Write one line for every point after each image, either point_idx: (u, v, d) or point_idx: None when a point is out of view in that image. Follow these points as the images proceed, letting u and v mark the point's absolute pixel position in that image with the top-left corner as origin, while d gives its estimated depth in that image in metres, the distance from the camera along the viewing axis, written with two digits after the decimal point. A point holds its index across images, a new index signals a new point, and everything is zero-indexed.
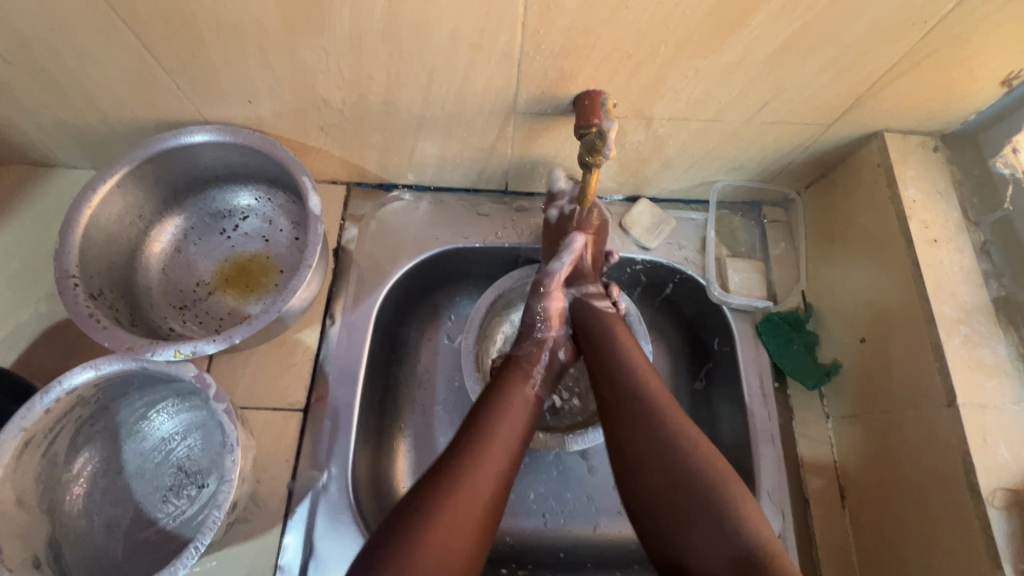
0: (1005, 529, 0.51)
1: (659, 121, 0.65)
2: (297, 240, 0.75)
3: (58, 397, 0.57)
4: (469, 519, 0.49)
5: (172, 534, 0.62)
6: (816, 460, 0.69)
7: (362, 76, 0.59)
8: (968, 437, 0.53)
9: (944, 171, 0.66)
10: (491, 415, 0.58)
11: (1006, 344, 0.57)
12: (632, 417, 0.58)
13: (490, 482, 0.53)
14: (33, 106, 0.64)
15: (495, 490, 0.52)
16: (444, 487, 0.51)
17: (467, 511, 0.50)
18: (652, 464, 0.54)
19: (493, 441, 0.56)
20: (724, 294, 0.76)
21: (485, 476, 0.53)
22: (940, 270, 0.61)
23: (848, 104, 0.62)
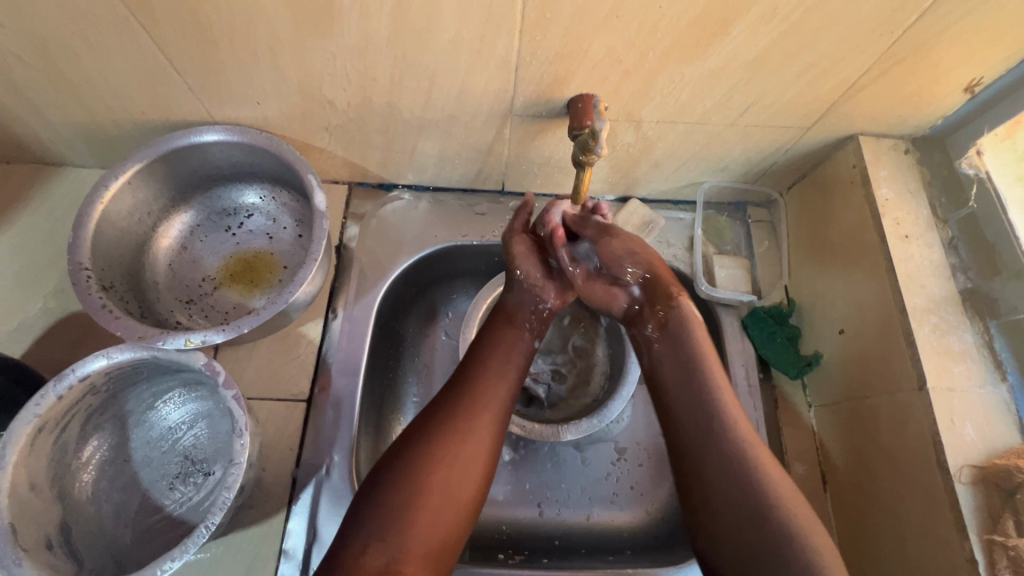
0: (972, 503, 0.54)
1: (648, 124, 0.68)
2: (300, 237, 0.78)
3: (71, 384, 0.59)
4: (467, 460, 0.54)
5: (178, 520, 0.63)
6: (799, 447, 0.72)
7: (367, 79, 0.62)
8: (937, 418, 0.57)
9: (915, 172, 0.70)
10: (484, 364, 0.62)
11: (972, 332, 0.61)
12: (696, 426, 0.57)
13: (484, 427, 0.57)
14: (47, 106, 0.67)
15: (492, 432, 0.57)
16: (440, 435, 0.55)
17: (466, 453, 0.55)
18: (719, 479, 0.53)
19: (485, 388, 0.60)
20: (711, 289, 0.79)
21: (480, 423, 0.57)
22: (911, 263, 0.64)
23: (824, 109, 0.66)
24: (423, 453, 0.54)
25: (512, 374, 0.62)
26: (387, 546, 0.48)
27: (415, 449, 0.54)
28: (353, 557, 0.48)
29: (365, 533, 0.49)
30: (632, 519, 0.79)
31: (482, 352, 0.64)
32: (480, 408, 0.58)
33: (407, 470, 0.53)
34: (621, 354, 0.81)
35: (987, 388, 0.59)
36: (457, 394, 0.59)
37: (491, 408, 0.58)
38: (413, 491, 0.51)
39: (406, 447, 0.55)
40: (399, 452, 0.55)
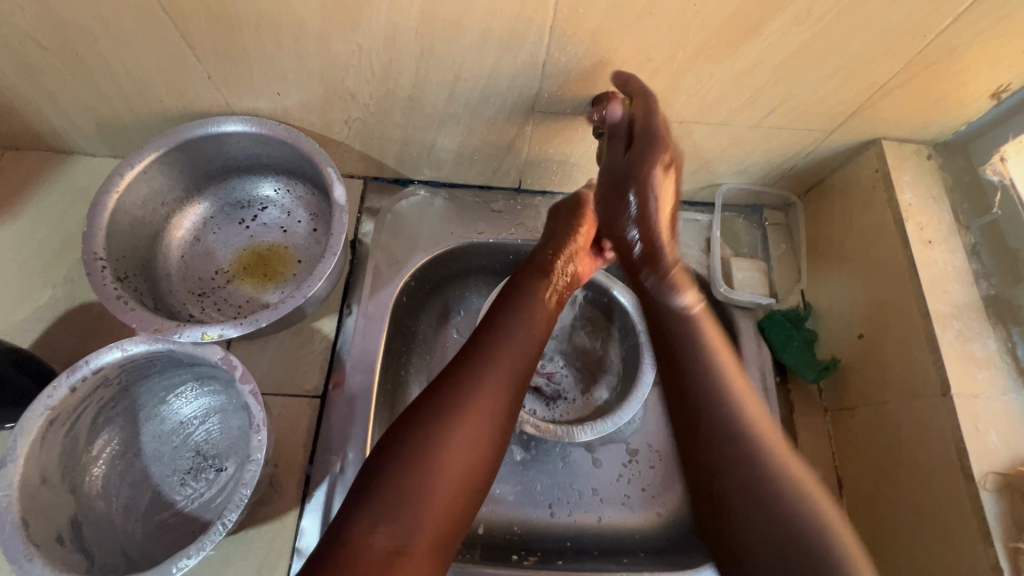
0: (996, 510, 0.54)
1: (673, 123, 0.68)
2: (315, 231, 0.77)
3: (85, 376, 0.58)
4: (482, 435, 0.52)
5: (190, 516, 0.62)
6: (815, 452, 0.72)
7: (391, 71, 0.61)
8: (962, 425, 0.57)
9: (937, 178, 0.70)
10: (505, 334, 0.59)
11: (995, 339, 0.61)
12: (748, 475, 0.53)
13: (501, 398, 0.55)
14: (62, 92, 0.65)
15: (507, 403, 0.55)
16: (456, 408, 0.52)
17: (481, 429, 0.53)
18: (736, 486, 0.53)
19: (506, 365, 0.57)
20: (729, 291, 0.78)
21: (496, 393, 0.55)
22: (934, 269, 0.64)
23: (849, 112, 0.66)
24: (438, 426, 0.51)
25: (530, 348, 0.60)
26: (396, 529, 0.46)
27: (431, 421, 0.51)
28: (360, 537, 0.46)
29: (374, 513, 0.47)
30: (644, 521, 0.78)
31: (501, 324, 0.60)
32: (498, 384, 0.55)
33: (421, 444, 0.50)
34: (635, 353, 0.80)
35: (1011, 395, 0.59)
36: (476, 365, 0.56)
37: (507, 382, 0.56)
38: (426, 466, 0.49)
39: (415, 421, 0.52)
40: (409, 422, 0.52)
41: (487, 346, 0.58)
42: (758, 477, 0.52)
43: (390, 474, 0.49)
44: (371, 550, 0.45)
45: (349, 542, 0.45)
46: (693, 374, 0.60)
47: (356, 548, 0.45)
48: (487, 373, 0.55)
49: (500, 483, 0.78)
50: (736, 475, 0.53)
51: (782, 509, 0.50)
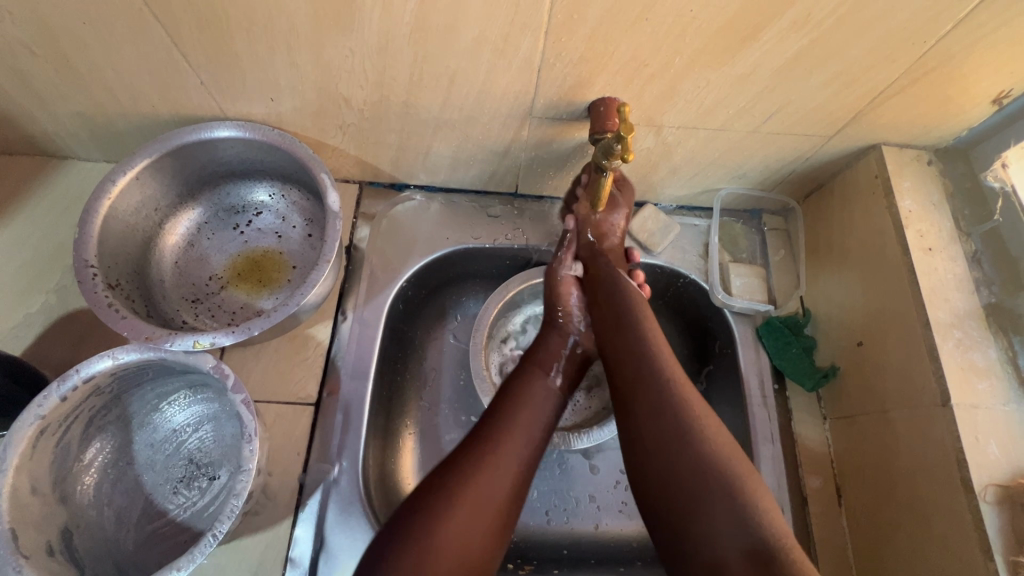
0: (997, 523, 0.53)
1: (670, 129, 0.67)
2: (309, 237, 0.76)
3: (75, 385, 0.57)
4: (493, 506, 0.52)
5: (183, 525, 0.62)
6: (813, 460, 0.71)
7: (385, 77, 0.60)
8: (962, 435, 0.56)
9: (938, 184, 0.69)
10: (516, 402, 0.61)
11: (996, 348, 0.60)
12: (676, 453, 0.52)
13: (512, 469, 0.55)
14: (54, 98, 0.65)
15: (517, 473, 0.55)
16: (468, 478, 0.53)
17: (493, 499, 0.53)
18: (665, 442, 0.53)
19: (517, 432, 0.58)
20: (727, 297, 0.78)
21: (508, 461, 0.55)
22: (934, 277, 0.63)
23: (849, 118, 0.65)
24: (447, 496, 0.51)
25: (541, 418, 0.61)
26: None
27: (446, 489, 0.52)
28: None
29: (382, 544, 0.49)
30: (641, 529, 0.77)
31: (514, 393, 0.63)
32: (509, 451, 0.56)
33: (444, 492, 0.52)
34: None
35: (1012, 406, 0.58)
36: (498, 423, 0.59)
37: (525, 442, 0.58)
38: (433, 538, 0.48)
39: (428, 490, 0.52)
40: (423, 491, 0.52)
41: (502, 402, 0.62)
42: (672, 428, 0.53)
43: (400, 543, 0.48)
44: None
45: None
46: (635, 361, 0.60)
47: None
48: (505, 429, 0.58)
49: None
50: (653, 462, 0.53)
51: (723, 476, 0.49)
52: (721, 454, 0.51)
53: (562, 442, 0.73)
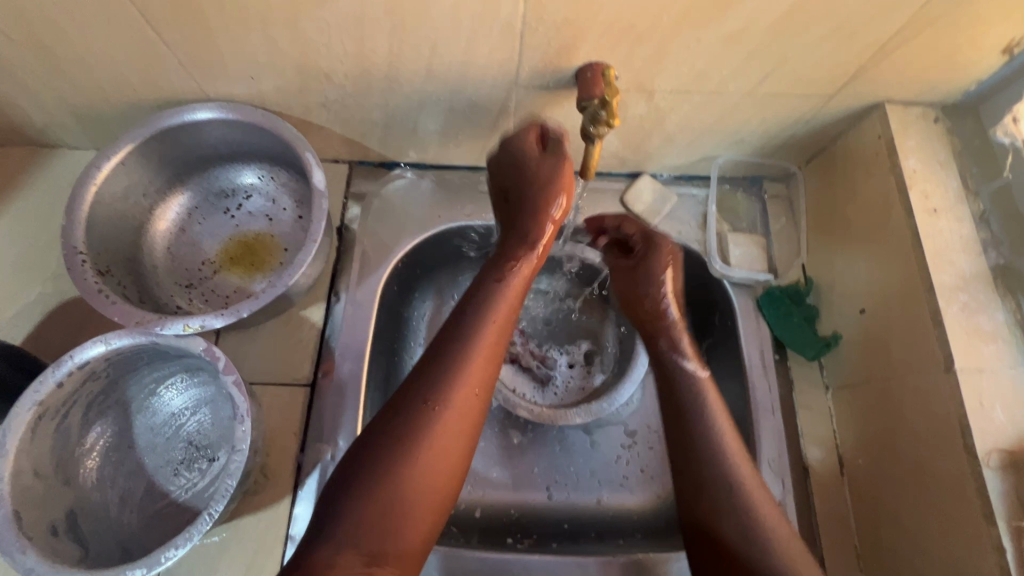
0: (1001, 488, 0.52)
1: (662, 94, 0.65)
2: (300, 219, 0.76)
3: (70, 370, 0.58)
4: (452, 438, 0.53)
5: (185, 505, 0.63)
6: (816, 430, 0.71)
7: (364, 49, 0.59)
8: (965, 401, 0.54)
9: (945, 141, 0.66)
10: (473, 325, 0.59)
11: (1004, 310, 0.58)
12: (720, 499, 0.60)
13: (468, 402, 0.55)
14: (35, 84, 0.64)
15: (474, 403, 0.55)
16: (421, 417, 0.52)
17: (450, 429, 0.53)
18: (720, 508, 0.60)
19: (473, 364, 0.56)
20: (725, 268, 0.76)
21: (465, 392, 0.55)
22: (939, 239, 0.61)
23: (849, 75, 0.62)
24: (399, 443, 0.51)
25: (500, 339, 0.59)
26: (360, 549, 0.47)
27: (395, 431, 0.52)
28: (321, 563, 0.46)
29: (337, 540, 0.47)
30: (642, 503, 0.77)
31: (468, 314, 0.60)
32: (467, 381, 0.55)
33: (382, 459, 0.50)
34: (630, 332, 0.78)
35: (1019, 369, 0.56)
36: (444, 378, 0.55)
37: (473, 397, 0.55)
38: (382, 481, 0.49)
39: (380, 433, 0.52)
40: (379, 433, 0.52)
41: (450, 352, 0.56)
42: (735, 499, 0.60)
43: (356, 491, 0.49)
44: (334, 573, 0.46)
45: (310, 567, 0.46)
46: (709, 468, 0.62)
47: (320, 573, 0.45)
48: (450, 390, 0.54)
49: (496, 468, 0.78)
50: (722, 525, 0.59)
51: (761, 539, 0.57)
52: (784, 542, 0.57)
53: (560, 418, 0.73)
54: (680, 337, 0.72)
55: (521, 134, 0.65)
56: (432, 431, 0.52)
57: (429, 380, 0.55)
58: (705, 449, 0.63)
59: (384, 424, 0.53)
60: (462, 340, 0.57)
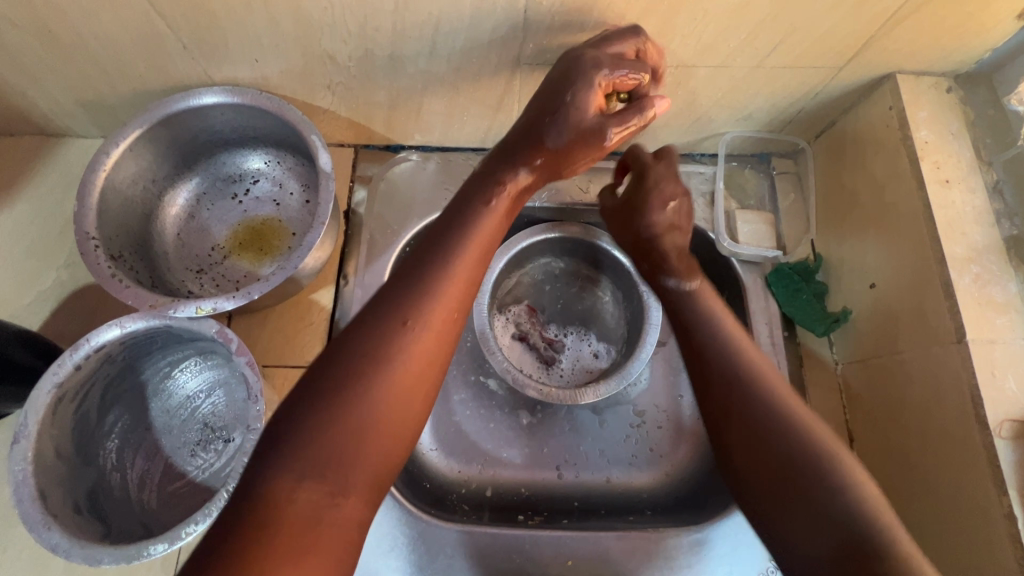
0: (1012, 458, 0.52)
1: (668, 69, 0.64)
2: (307, 203, 0.76)
3: (87, 353, 0.59)
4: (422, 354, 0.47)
5: (202, 485, 0.64)
6: (825, 406, 0.71)
7: (367, 28, 0.58)
8: (976, 372, 0.54)
9: (957, 112, 0.65)
10: (446, 245, 0.53)
11: (1017, 282, 0.58)
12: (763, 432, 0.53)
13: (439, 313, 0.49)
14: (42, 72, 0.64)
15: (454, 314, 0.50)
16: (389, 335, 0.46)
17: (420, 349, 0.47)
18: (748, 432, 0.53)
19: (448, 277, 0.51)
20: (733, 245, 0.76)
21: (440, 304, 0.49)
22: (951, 210, 0.60)
23: (860, 45, 0.61)
24: (364, 368, 0.45)
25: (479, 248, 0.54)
26: (324, 482, 0.41)
27: (361, 350, 0.46)
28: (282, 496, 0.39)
29: (296, 470, 0.40)
30: (652, 481, 0.78)
31: (443, 241, 0.53)
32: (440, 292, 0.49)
33: (347, 381, 0.44)
34: (637, 314, 0.79)
35: None
36: (410, 292, 0.49)
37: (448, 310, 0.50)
38: (345, 407, 0.43)
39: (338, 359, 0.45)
40: (335, 360, 0.45)
41: (417, 269, 0.51)
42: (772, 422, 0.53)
43: (310, 422, 0.42)
44: (295, 508, 0.39)
45: (264, 501, 0.39)
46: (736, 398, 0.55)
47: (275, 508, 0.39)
48: (419, 301, 0.48)
49: (506, 447, 0.79)
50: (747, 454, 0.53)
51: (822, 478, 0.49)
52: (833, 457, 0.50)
53: (568, 398, 0.73)
54: (683, 250, 0.68)
55: (583, 67, 0.56)
56: (405, 349, 0.46)
57: (399, 295, 0.49)
58: (739, 373, 0.57)
59: (339, 351, 0.46)
60: (432, 257, 0.52)
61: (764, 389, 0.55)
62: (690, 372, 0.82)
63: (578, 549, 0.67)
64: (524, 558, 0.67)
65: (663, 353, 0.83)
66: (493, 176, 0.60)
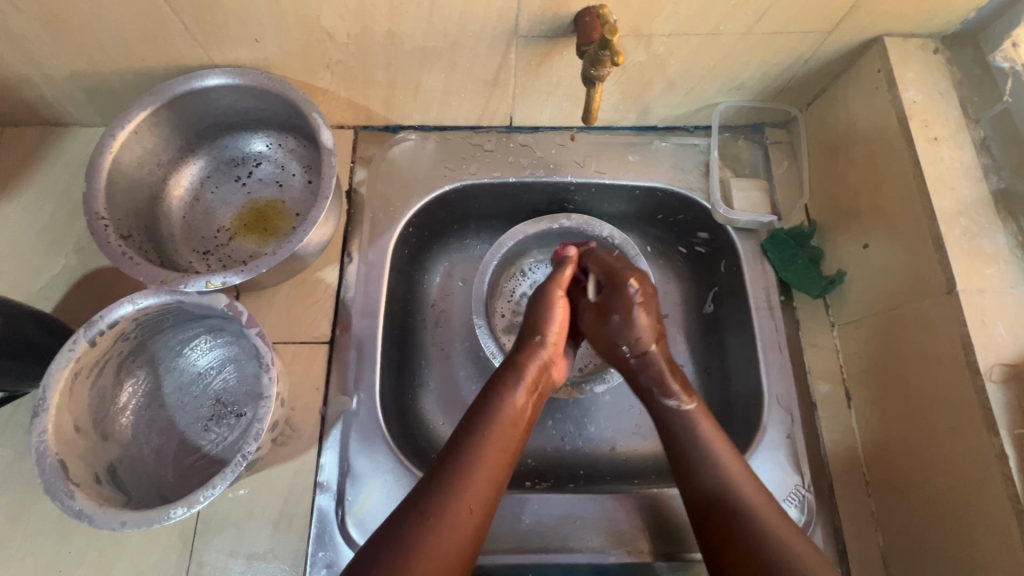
0: (1003, 399, 0.53)
1: (660, 38, 0.65)
2: (309, 183, 0.77)
3: (102, 330, 0.60)
4: (475, 499, 0.54)
5: (217, 457, 0.66)
6: (822, 366, 0.73)
7: (365, 4, 0.60)
8: (967, 320, 0.56)
9: (945, 72, 0.66)
10: (488, 403, 0.61)
11: (1005, 234, 0.59)
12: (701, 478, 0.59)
13: (488, 468, 0.57)
14: (47, 59, 0.66)
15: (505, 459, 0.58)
16: (447, 481, 0.54)
17: (473, 494, 0.54)
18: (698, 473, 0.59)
19: (496, 427, 0.59)
20: (729, 212, 0.78)
21: (493, 451, 0.58)
22: (940, 166, 0.62)
23: (847, 9, 0.62)
24: (430, 504, 0.53)
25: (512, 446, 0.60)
26: None
27: (427, 498, 0.53)
28: None
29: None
30: (656, 447, 0.80)
31: (490, 396, 0.62)
32: (491, 448, 0.58)
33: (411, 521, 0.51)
34: None
35: (1021, 288, 0.57)
36: (465, 451, 0.57)
37: (497, 458, 0.58)
38: (405, 559, 0.49)
39: (411, 506, 0.53)
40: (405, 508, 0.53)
41: (467, 427, 0.59)
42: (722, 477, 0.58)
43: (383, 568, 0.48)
44: None
45: None
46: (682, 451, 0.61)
47: None
48: (469, 457, 0.56)
49: None
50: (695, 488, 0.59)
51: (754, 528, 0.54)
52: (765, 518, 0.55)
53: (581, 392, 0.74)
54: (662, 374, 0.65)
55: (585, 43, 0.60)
56: (454, 497, 0.53)
57: (453, 454, 0.57)
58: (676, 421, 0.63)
59: (408, 506, 0.53)
60: (479, 410, 0.61)
61: (705, 454, 0.60)
62: (689, 342, 0.83)
63: (585, 511, 0.69)
64: (533, 521, 0.68)
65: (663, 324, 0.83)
66: (506, 375, 0.64)
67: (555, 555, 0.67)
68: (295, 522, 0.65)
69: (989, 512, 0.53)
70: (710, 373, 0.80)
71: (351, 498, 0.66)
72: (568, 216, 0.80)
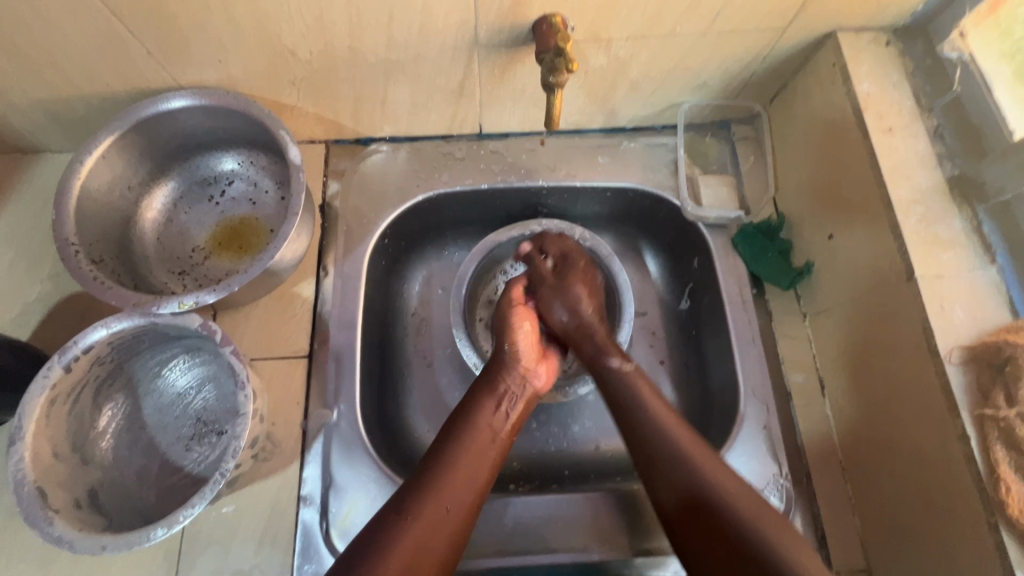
0: (963, 381, 0.54)
1: (618, 42, 0.66)
2: (282, 199, 0.78)
3: (76, 355, 0.60)
4: (439, 526, 0.54)
5: (198, 476, 0.66)
6: (796, 356, 0.74)
7: (324, 22, 0.60)
8: (926, 305, 0.57)
9: (897, 63, 0.68)
10: (456, 427, 0.61)
11: (960, 219, 0.60)
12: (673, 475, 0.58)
13: (455, 493, 0.56)
14: (13, 88, 0.66)
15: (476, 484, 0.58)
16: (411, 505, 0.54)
17: (436, 520, 0.54)
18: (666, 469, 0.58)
19: (463, 451, 0.59)
20: (698, 209, 0.79)
21: (461, 475, 0.57)
22: (895, 156, 0.63)
23: (797, 7, 0.64)
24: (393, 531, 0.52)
25: (483, 468, 0.59)
26: None
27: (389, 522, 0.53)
28: None
29: None
30: None
31: (460, 419, 0.62)
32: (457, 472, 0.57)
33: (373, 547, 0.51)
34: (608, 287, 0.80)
35: (977, 271, 0.58)
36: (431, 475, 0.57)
37: (465, 483, 0.57)
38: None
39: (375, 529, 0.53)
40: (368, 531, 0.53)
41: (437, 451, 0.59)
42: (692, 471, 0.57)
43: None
44: None
45: None
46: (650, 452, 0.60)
47: None
48: (434, 480, 0.56)
49: None
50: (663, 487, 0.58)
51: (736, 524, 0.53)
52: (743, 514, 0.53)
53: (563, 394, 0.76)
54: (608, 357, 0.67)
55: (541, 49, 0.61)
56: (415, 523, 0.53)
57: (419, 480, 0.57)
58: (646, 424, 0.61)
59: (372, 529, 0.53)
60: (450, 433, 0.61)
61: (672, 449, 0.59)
62: (666, 339, 0.84)
63: (568, 511, 0.70)
64: (517, 524, 0.69)
65: (642, 322, 0.84)
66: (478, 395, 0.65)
67: (539, 556, 0.67)
68: (279, 537, 0.65)
69: (955, 491, 0.54)
70: (689, 368, 0.81)
71: (335, 510, 0.66)
72: (544, 222, 0.81)
